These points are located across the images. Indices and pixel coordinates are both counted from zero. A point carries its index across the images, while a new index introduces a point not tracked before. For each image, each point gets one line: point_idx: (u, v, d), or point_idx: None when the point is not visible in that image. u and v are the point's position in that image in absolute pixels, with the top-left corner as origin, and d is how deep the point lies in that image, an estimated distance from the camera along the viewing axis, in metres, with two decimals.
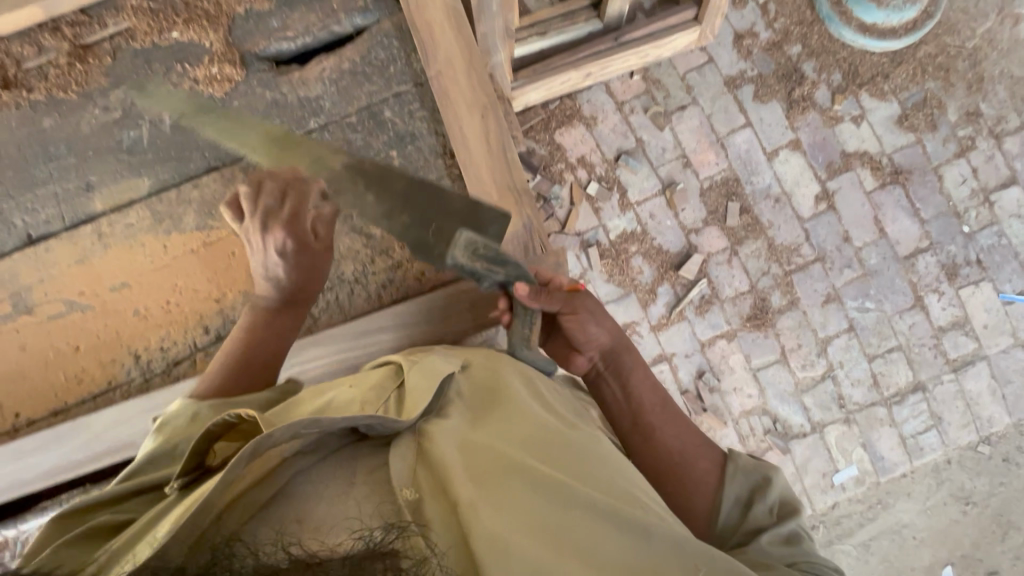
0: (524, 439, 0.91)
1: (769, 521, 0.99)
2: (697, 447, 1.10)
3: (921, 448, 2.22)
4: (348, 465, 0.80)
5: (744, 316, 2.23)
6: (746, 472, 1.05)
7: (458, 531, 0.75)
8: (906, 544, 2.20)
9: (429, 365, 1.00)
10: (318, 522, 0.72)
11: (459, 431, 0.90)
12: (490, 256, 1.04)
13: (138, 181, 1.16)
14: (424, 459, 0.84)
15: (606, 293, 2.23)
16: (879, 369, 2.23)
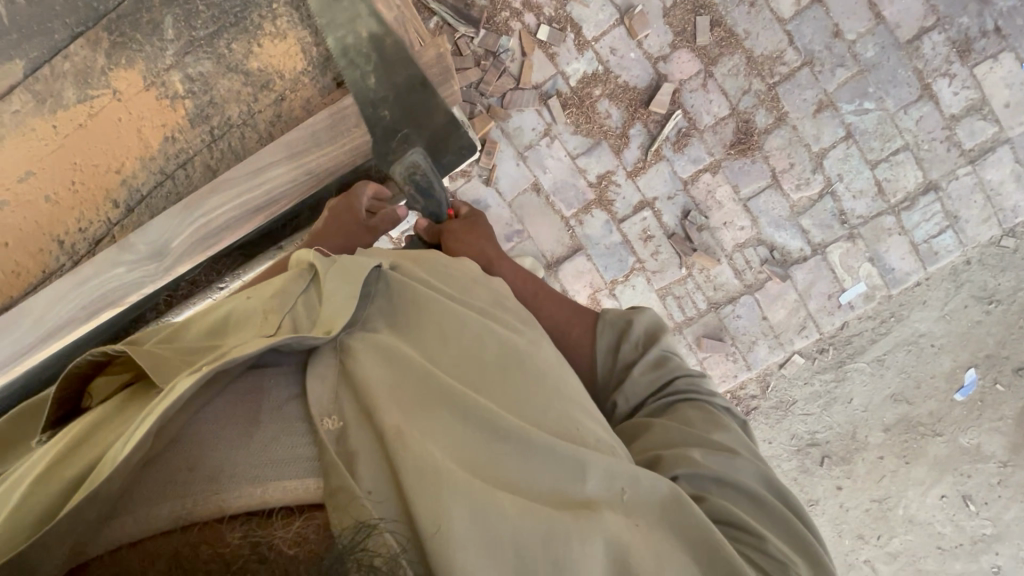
0: (455, 363, 0.95)
1: (637, 356, 1.13)
2: (572, 317, 1.23)
3: (936, 253, 2.07)
4: (260, 395, 0.83)
5: (727, 143, 2.06)
6: (613, 323, 1.18)
7: (385, 462, 0.79)
8: (924, 353, 2.12)
9: (348, 264, 1.00)
10: (216, 471, 0.73)
11: (387, 350, 0.93)
12: (422, 186, 1.27)
13: (12, 65, 1.16)
14: (348, 378, 0.88)
15: (574, 146, 2.10)
16: (884, 175, 2.04)
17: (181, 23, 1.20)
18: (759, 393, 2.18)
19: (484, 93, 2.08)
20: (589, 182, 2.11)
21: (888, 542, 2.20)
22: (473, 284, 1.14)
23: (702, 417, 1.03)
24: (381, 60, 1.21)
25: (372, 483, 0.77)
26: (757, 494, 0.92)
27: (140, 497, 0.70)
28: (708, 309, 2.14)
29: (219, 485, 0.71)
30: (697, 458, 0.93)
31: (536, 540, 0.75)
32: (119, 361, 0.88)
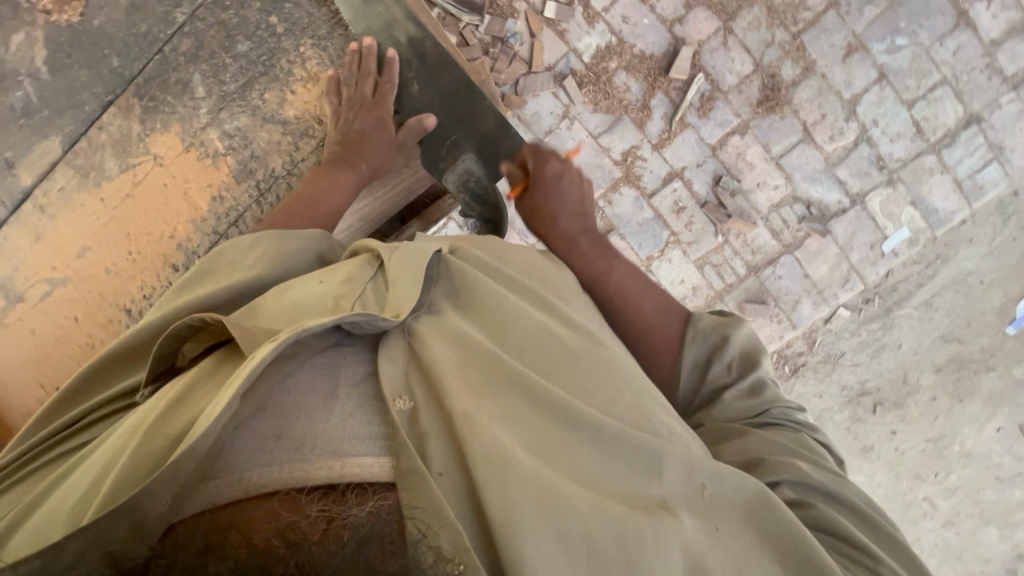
0: (519, 343, 0.86)
1: (729, 379, 1.01)
2: (656, 314, 1.11)
3: (980, 187, 2.00)
4: (335, 371, 0.73)
5: (754, 102, 1.99)
6: (706, 335, 1.05)
7: (454, 442, 0.70)
8: (973, 291, 2.08)
9: (413, 250, 0.92)
10: (299, 441, 0.64)
11: (451, 330, 0.83)
12: (476, 191, 1.28)
13: (49, 143, 1.19)
14: (417, 364, 0.77)
15: (595, 125, 2.04)
16: (922, 114, 1.96)
17: (211, 78, 1.22)
18: (806, 350, 2.18)
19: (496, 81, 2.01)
20: (615, 159, 2.07)
21: (945, 478, 2.24)
22: (530, 266, 1.06)
23: (803, 438, 0.95)
24: (421, 65, 1.24)
25: (445, 466, 0.68)
26: (859, 510, 0.85)
27: (223, 465, 0.63)
28: (748, 273, 2.12)
29: (301, 457, 0.62)
30: (805, 471, 0.87)
31: (608, 536, 0.66)
32: (210, 329, 0.80)
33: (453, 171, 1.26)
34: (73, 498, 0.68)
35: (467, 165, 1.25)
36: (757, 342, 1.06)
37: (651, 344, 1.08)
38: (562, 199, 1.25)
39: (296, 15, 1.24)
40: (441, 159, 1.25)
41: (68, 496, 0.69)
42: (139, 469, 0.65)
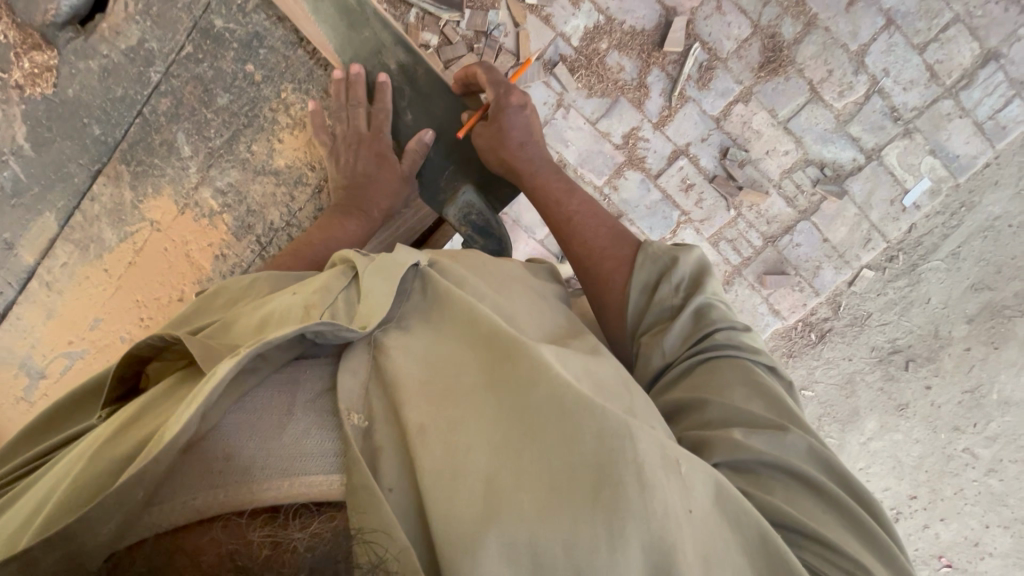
0: (490, 348, 0.83)
1: (676, 301, 0.97)
2: (609, 247, 1.09)
3: (1003, 127, 1.90)
4: (293, 388, 0.78)
5: (755, 66, 1.89)
6: (657, 258, 1.02)
7: (410, 460, 0.72)
8: (1002, 237, 2.01)
9: (389, 262, 0.91)
10: (249, 462, 0.68)
11: (419, 351, 0.84)
12: (479, 224, 1.36)
13: (47, 219, 1.46)
14: (381, 375, 0.80)
15: (592, 111, 1.97)
16: (936, 57, 1.85)
17: (196, 136, 1.42)
18: (832, 315, 2.13)
19: None
20: (615, 144, 2.00)
21: (985, 427, 2.21)
22: (510, 279, 1.04)
23: (747, 385, 0.86)
24: (415, 93, 1.36)
25: (397, 482, 0.71)
26: (804, 474, 0.77)
27: (177, 488, 0.67)
28: (765, 244, 2.06)
29: (251, 475, 0.67)
30: (740, 442, 0.79)
31: (556, 542, 0.65)
32: (175, 348, 0.87)
33: (455, 207, 1.36)
34: (35, 506, 0.72)
35: (467, 198, 1.37)
36: (709, 264, 1.01)
37: (603, 265, 1.07)
38: (515, 128, 1.23)
39: (271, 60, 1.40)
40: (441, 193, 1.40)
41: (28, 509, 0.73)
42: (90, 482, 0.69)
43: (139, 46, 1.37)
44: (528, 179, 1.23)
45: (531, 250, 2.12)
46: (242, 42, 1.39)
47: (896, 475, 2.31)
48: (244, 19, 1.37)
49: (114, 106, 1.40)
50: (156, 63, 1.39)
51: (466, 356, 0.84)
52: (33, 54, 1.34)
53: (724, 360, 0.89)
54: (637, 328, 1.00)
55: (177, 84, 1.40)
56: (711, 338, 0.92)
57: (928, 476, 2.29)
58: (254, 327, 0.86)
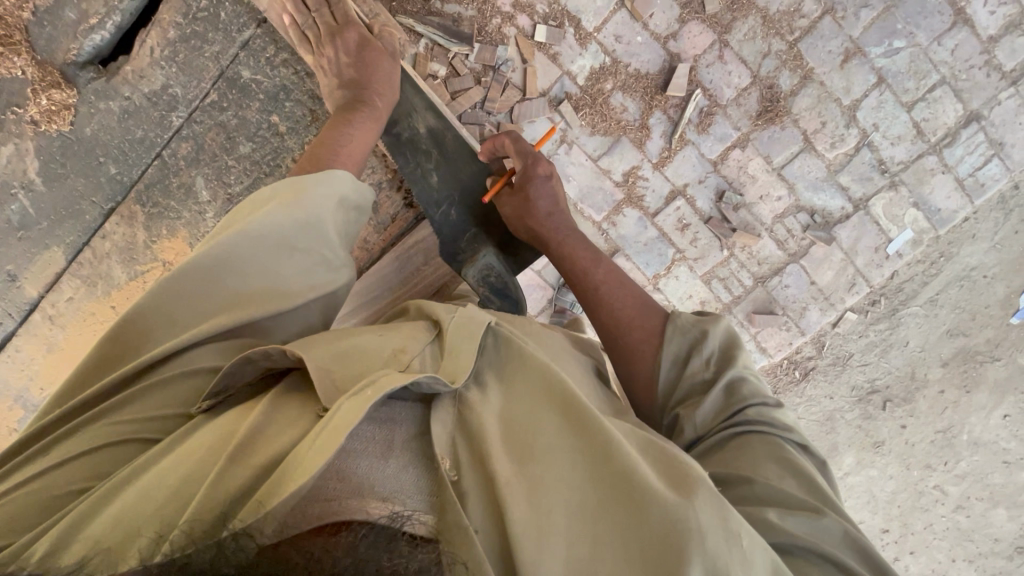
0: (564, 404, 0.85)
1: (706, 375, 1.02)
2: (638, 315, 1.13)
3: (982, 184, 2.00)
4: (391, 424, 0.76)
5: (752, 114, 1.96)
6: (685, 329, 1.07)
7: (495, 512, 0.73)
8: (977, 286, 2.11)
9: (468, 317, 0.96)
10: (359, 485, 0.67)
11: (496, 405, 0.86)
12: (496, 287, 1.36)
13: (54, 253, 1.47)
14: (464, 425, 0.82)
15: (594, 148, 2.01)
16: (922, 116, 1.94)
17: (214, 179, 1.45)
18: (816, 354, 2.21)
19: (491, 111, 1.96)
20: (616, 182, 2.04)
21: (955, 466, 2.30)
22: (561, 344, 1.08)
23: (777, 463, 0.89)
24: (441, 156, 1.36)
25: (483, 522, 0.72)
26: (838, 557, 0.79)
27: (307, 509, 0.63)
28: (756, 284, 2.13)
29: (357, 492, 0.66)
30: (777, 522, 0.80)
31: None
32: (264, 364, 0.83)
33: (473, 270, 1.36)
34: (135, 525, 0.65)
35: (487, 261, 1.37)
36: (738, 339, 1.06)
37: (629, 336, 1.11)
38: (541, 197, 1.29)
39: (297, 112, 1.43)
40: (461, 253, 1.37)
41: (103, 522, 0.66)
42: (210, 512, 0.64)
43: (163, 90, 1.42)
44: (555, 248, 1.29)
45: (529, 281, 2.15)
46: (270, 93, 1.42)
47: (870, 509, 2.39)
48: (273, 72, 1.41)
49: (134, 146, 1.44)
50: (179, 107, 1.43)
51: (540, 410, 0.86)
52: (52, 90, 1.39)
53: (756, 438, 0.94)
54: (670, 399, 1.03)
55: (199, 129, 1.44)
56: (743, 413, 0.97)
57: (901, 510, 2.38)
58: (346, 357, 0.85)
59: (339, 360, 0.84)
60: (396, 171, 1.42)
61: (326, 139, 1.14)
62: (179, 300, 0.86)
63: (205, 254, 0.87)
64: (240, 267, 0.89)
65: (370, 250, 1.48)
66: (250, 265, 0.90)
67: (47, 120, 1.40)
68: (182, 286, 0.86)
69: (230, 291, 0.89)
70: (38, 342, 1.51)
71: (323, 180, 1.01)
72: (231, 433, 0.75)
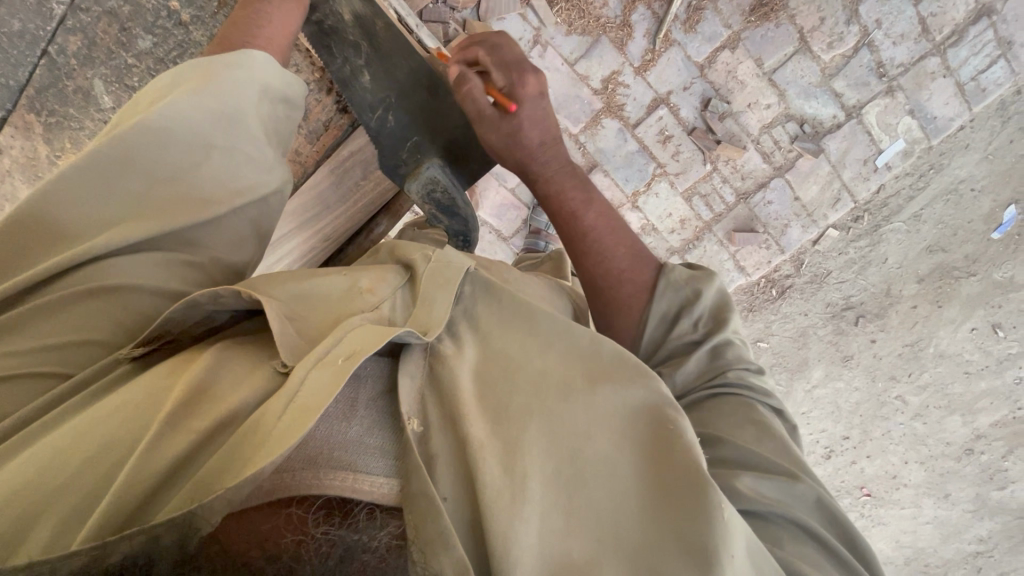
0: (545, 364, 0.80)
1: (695, 335, 0.97)
2: (630, 266, 1.04)
3: (983, 90, 1.87)
4: (356, 381, 0.69)
5: (746, 10, 1.78)
6: (679, 287, 1.00)
7: (468, 471, 0.68)
8: (963, 200, 2.04)
9: (444, 260, 0.87)
10: (321, 449, 0.62)
11: (472, 362, 0.79)
12: (444, 204, 1.23)
13: None
14: (436, 383, 0.75)
15: (571, 50, 1.82)
16: (929, 10, 1.78)
17: (115, 81, 1.22)
18: (794, 272, 2.19)
19: (455, 7, 1.74)
20: (594, 89, 1.88)
21: (919, 377, 2.37)
22: (539, 292, 1.01)
23: (753, 425, 0.85)
24: (373, 49, 1.18)
25: (451, 490, 0.67)
26: (811, 524, 0.74)
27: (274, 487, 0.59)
28: (738, 201, 2.05)
29: (315, 464, 0.60)
30: (750, 489, 0.75)
31: None
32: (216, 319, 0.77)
33: (417, 185, 1.24)
34: (51, 488, 0.58)
35: (432, 175, 1.21)
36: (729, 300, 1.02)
37: (619, 289, 1.03)
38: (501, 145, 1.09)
39: None
40: (402, 167, 1.26)
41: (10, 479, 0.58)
42: (141, 488, 0.57)
43: None
44: (542, 186, 1.10)
45: (503, 199, 2.04)
46: None
47: (834, 418, 2.50)
48: None
49: (13, 43, 1.18)
50: None
51: (519, 368, 0.79)
52: None
53: (731, 400, 0.90)
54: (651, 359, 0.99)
55: (87, 20, 1.19)
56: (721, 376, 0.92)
57: (862, 419, 2.49)
58: (306, 311, 0.78)
59: (298, 312, 0.78)
60: (324, 70, 1.27)
61: (238, 18, 0.98)
62: (75, 202, 0.76)
63: (104, 154, 0.77)
64: (145, 167, 0.80)
65: (303, 162, 1.38)
66: (157, 162, 0.81)
67: None
68: (74, 183, 0.76)
69: (134, 191, 0.79)
70: None
71: (241, 69, 0.89)
72: (167, 389, 0.67)
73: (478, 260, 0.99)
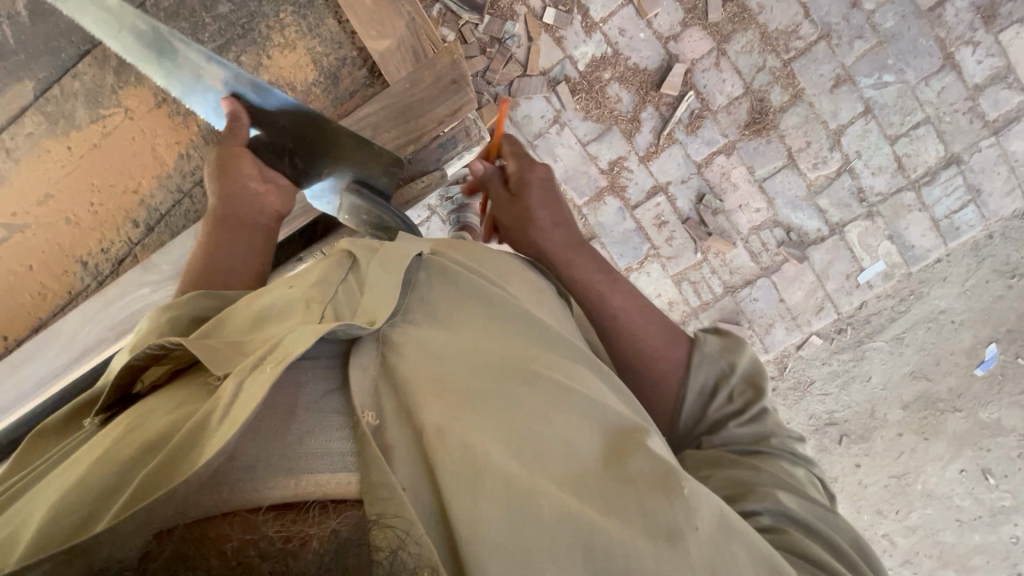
0: (507, 347, 0.76)
1: (734, 407, 0.87)
2: (661, 342, 0.93)
3: (957, 228, 2.04)
4: (298, 385, 0.66)
5: (741, 124, 2.01)
6: (713, 360, 0.90)
7: (423, 460, 0.63)
8: (944, 330, 2.10)
9: (393, 248, 0.81)
10: (253, 460, 0.58)
11: (429, 342, 0.73)
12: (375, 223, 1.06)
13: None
14: (390, 375, 0.70)
15: (586, 133, 2.06)
16: (904, 151, 2.00)
17: None
18: (777, 375, 2.19)
19: (491, 81, 2.03)
20: (601, 169, 2.08)
21: (907, 516, 2.23)
22: (517, 273, 0.93)
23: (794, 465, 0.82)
24: None
25: (407, 479, 0.62)
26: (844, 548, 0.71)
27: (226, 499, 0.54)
28: (725, 293, 2.13)
29: (253, 473, 0.57)
30: (781, 498, 0.75)
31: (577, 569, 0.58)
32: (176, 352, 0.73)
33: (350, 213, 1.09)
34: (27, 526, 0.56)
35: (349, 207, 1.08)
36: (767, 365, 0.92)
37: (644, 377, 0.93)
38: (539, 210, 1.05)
39: None
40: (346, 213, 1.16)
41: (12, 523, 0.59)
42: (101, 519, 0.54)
43: None
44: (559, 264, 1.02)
45: None
46: None
47: None
48: None
49: None
50: None
51: (480, 350, 0.75)
52: None
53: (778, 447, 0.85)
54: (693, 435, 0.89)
55: None
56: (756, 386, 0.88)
57: None
58: (227, 351, 0.70)
59: (214, 352, 0.69)
60: None
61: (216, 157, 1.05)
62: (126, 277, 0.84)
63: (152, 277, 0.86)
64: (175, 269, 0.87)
65: None
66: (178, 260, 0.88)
67: None
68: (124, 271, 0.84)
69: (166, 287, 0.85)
70: None
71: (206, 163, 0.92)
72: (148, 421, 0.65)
73: (437, 239, 0.95)
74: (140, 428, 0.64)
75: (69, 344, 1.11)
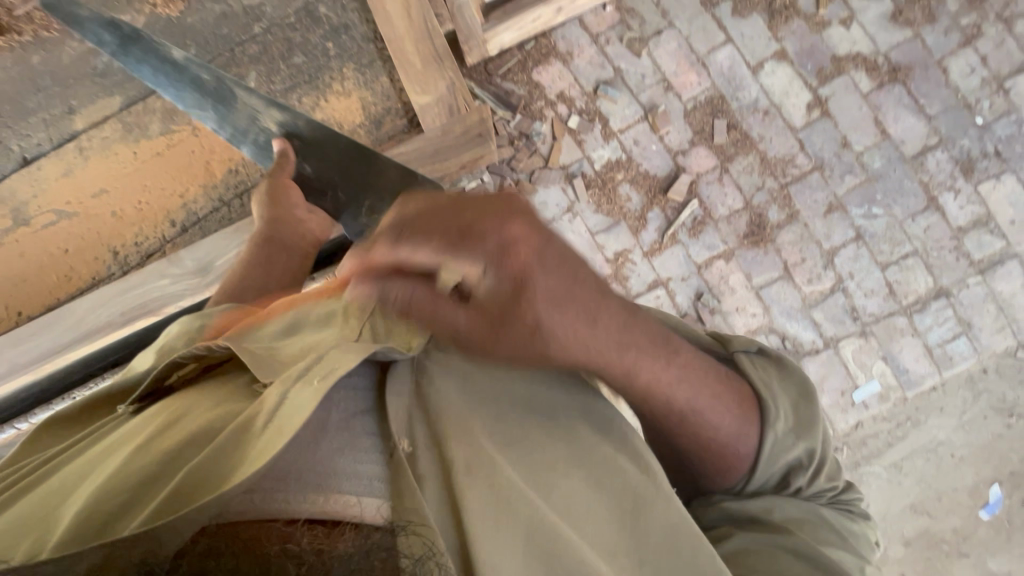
0: (528, 395, 0.80)
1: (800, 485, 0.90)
2: (734, 431, 0.86)
3: (951, 358, 2.07)
4: (330, 402, 0.71)
5: (741, 234, 2.16)
6: (786, 441, 0.89)
7: (448, 488, 0.70)
8: (944, 464, 2.04)
9: None
10: (285, 471, 0.62)
11: (460, 380, 0.79)
12: None
13: (70, 120, 1.29)
14: (423, 403, 0.76)
15: (595, 224, 2.21)
16: (894, 277, 2.10)
17: (230, 64, 1.30)
18: None
19: (515, 168, 2.25)
20: (606, 258, 2.21)
21: None
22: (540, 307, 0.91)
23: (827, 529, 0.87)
24: None
25: (435, 505, 0.68)
26: None
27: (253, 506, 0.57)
28: None
29: (286, 486, 0.60)
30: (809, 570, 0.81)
31: None
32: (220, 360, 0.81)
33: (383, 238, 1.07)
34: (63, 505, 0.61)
35: (385, 231, 1.06)
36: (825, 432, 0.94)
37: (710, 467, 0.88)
38: (510, 261, 0.67)
39: None
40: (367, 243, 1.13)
41: (47, 499, 0.64)
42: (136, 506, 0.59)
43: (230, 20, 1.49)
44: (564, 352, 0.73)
45: None
46: None
47: None
48: None
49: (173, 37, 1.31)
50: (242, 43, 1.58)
51: (502, 393, 0.79)
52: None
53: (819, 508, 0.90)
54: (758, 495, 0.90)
55: None
56: (819, 474, 0.91)
57: None
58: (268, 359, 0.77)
59: (258, 361, 0.76)
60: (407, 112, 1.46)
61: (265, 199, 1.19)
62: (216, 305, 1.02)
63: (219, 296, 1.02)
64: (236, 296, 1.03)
65: None
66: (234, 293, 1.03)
67: (165, 10, 1.31)
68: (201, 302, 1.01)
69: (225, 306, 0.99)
70: (5, 209, 1.28)
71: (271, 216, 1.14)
72: (185, 417, 0.70)
73: None
74: (180, 425, 0.69)
75: (78, 323, 1.19)
